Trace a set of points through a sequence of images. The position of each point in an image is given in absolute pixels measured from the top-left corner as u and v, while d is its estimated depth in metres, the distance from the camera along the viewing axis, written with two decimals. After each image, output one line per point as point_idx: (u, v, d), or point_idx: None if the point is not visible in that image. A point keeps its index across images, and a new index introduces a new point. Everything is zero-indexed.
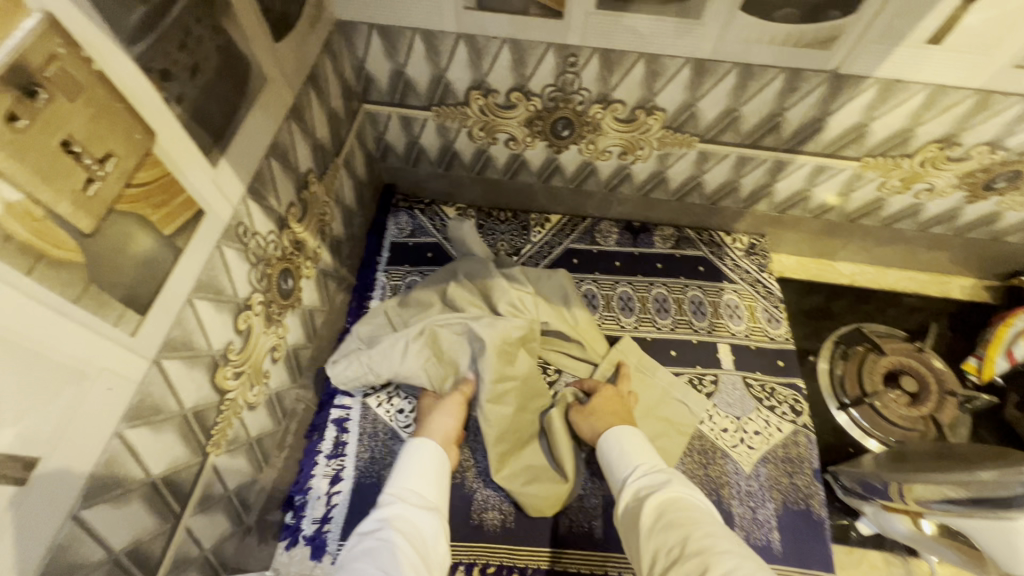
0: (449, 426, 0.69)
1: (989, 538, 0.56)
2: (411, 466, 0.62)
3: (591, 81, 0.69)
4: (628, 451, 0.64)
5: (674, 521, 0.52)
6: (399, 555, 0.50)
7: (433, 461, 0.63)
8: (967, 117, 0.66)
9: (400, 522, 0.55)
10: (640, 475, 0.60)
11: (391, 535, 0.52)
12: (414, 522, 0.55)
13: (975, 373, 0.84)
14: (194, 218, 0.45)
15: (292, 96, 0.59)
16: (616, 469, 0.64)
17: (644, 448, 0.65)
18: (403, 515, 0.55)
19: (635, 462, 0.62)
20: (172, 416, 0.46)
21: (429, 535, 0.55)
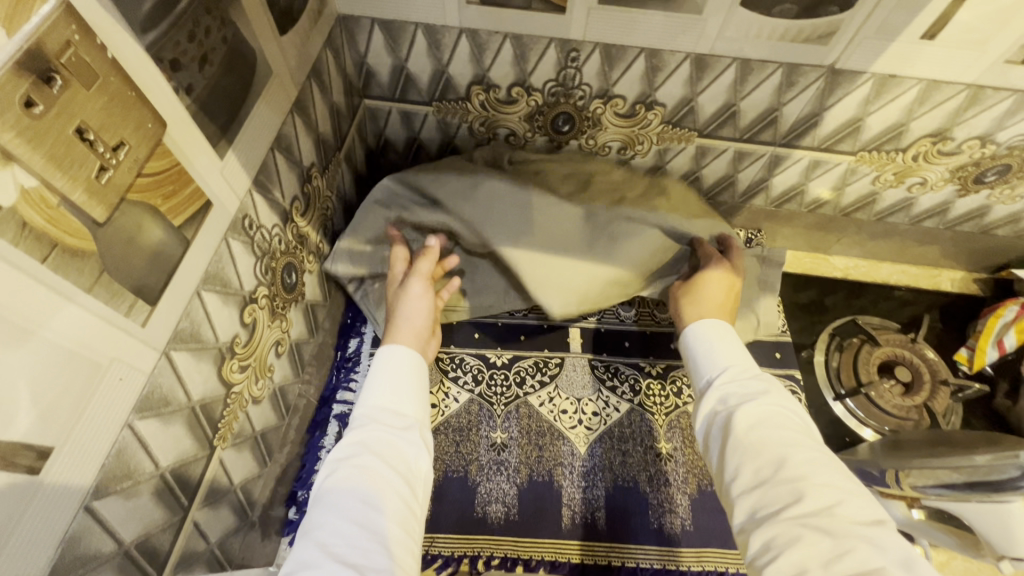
0: (416, 310, 0.67)
1: (984, 520, 0.58)
2: (382, 380, 0.59)
3: (593, 76, 0.70)
4: (718, 353, 0.61)
5: (772, 440, 0.49)
6: (378, 483, 0.48)
7: (407, 369, 0.60)
8: (959, 112, 0.67)
9: (375, 443, 0.52)
10: (729, 380, 0.57)
11: (367, 461, 0.50)
12: (388, 441, 0.53)
13: (966, 363, 0.86)
14: (202, 208, 0.45)
15: (295, 89, 0.59)
16: (701, 368, 0.61)
17: (733, 350, 0.61)
18: (379, 438, 0.53)
19: (726, 363, 0.59)
20: (180, 408, 0.46)
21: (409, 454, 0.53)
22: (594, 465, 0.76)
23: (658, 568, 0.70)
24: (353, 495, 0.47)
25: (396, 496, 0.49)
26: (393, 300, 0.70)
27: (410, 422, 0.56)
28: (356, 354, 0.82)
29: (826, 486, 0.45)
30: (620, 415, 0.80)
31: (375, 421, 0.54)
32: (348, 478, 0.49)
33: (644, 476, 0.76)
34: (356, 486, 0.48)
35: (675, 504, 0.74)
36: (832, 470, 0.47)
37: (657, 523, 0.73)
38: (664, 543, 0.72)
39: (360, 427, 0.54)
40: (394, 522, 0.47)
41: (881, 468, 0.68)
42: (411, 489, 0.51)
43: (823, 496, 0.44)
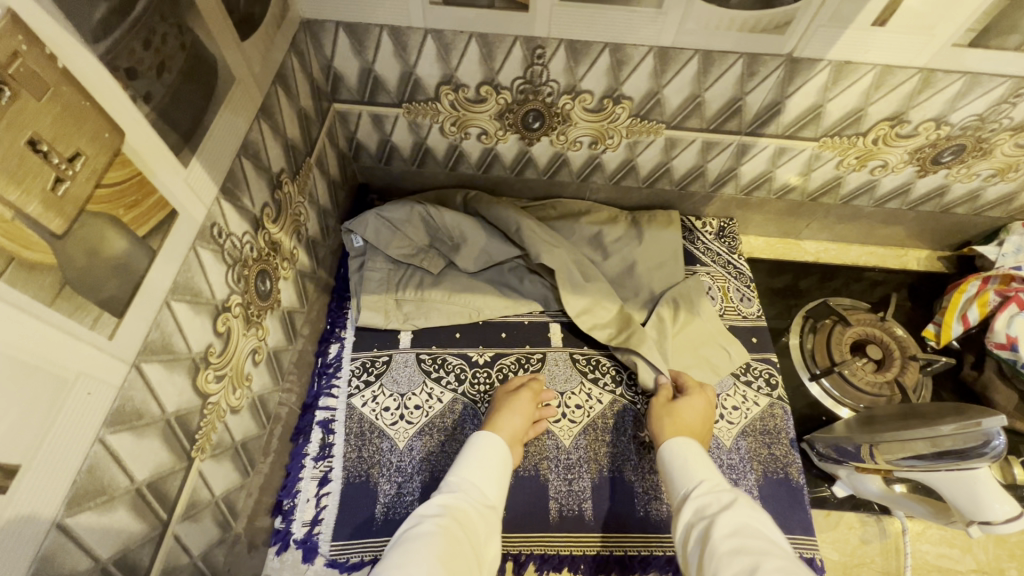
0: (516, 426, 0.70)
1: (953, 487, 0.61)
2: (477, 452, 0.65)
3: (560, 72, 0.71)
4: (693, 467, 0.62)
5: (746, 550, 0.48)
6: (450, 541, 0.52)
7: (499, 457, 0.66)
8: (914, 95, 0.69)
9: (459, 513, 0.56)
10: (703, 491, 0.58)
11: (452, 522, 0.54)
12: (472, 519, 0.57)
13: (934, 338, 0.88)
14: (167, 218, 0.44)
15: (261, 95, 0.58)
16: (677, 480, 0.62)
17: (705, 464, 0.63)
18: (465, 507, 0.58)
19: (700, 477, 0.61)
20: (155, 421, 0.45)
21: (484, 540, 0.56)
22: (579, 458, 0.77)
23: (645, 554, 0.72)
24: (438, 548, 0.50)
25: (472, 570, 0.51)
26: (499, 403, 0.74)
27: (490, 506, 0.60)
28: (337, 360, 0.82)
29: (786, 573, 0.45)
30: (603, 406, 0.81)
31: (462, 492, 0.60)
32: (432, 532, 0.52)
33: (628, 465, 0.77)
34: (440, 544, 0.51)
35: (661, 492, 0.75)
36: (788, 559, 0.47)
37: (642, 511, 0.74)
38: (649, 530, 0.73)
39: (446, 495, 0.59)
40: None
41: (857, 443, 0.69)
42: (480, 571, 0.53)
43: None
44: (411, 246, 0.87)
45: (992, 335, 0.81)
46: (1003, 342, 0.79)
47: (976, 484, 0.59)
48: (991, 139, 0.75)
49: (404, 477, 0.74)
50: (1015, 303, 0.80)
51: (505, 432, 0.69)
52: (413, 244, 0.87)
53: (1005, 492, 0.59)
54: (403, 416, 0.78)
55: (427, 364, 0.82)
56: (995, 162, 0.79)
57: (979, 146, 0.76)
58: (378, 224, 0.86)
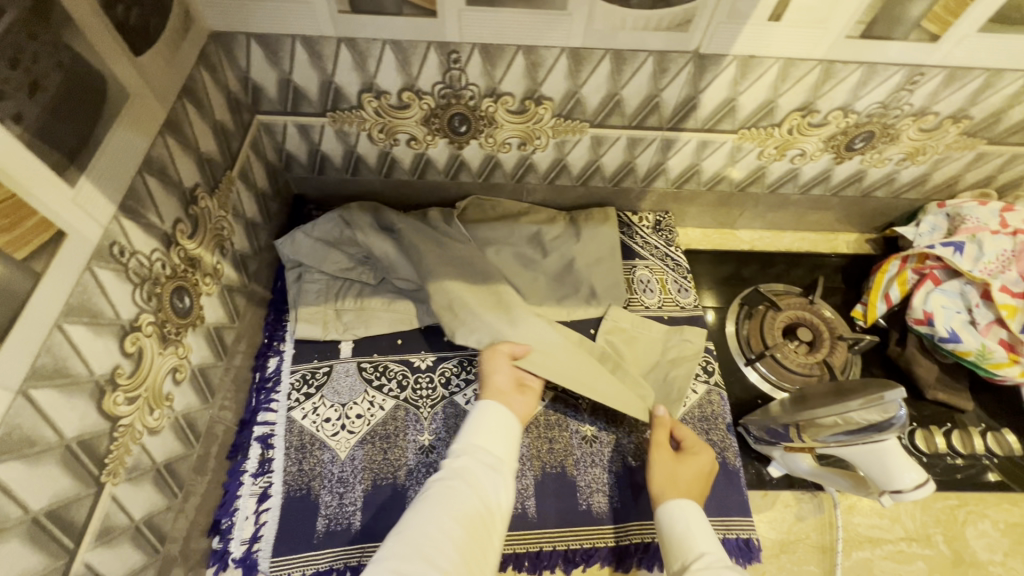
0: (498, 381, 0.73)
1: (868, 461, 0.64)
2: (480, 417, 0.70)
3: (477, 76, 0.71)
4: (692, 535, 0.63)
5: None
6: (448, 506, 0.60)
7: (498, 422, 0.70)
8: (818, 86, 0.72)
9: (467, 474, 0.64)
10: (703, 564, 0.59)
11: (459, 483, 0.62)
12: (477, 480, 0.63)
13: (861, 318, 0.92)
14: (52, 240, 0.43)
15: (165, 110, 0.57)
16: (676, 546, 0.63)
17: (704, 535, 0.63)
18: (472, 469, 0.64)
19: (702, 548, 0.61)
20: (51, 447, 0.44)
21: (494, 493, 0.63)
22: (522, 456, 0.78)
23: (588, 546, 0.73)
24: (440, 517, 0.58)
25: (479, 524, 0.59)
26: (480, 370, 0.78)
27: (498, 464, 0.66)
28: (276, 374, 0.81)
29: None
30: (544, 404, 0.82)
31: (471, 454, 0.66)
32: (439, 499, 0.60)
33: (570, 460, 0.78)
34: (443, 511, 0.59)
35: (603, 484, 0.77)
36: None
37: (585, 504, 0.75)
38: (593, 522, 0.74)
39: (457, 459, 0.66)
40: (473, 549, 0.57)
41: (785, 424, 0.71)
42: (492, 520, 0.61)
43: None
44: (347, 259, 0.87)
45: (911, 311, 0.86)
46: (920, 317, 0.84)
47: (884, 454, 0.63)
48: (896, 125, 0.79)
49: (346, 488, 0.73)
50: (930, 280, 0.85)
51: (491, 393, 0.72)
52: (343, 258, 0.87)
53: (911, 459, 0.63)
54: (345, 426, 0.77)
55: (368, 373, 0.82)
56: (904, 146, 0.83)
57: (886, 132, 0.80)
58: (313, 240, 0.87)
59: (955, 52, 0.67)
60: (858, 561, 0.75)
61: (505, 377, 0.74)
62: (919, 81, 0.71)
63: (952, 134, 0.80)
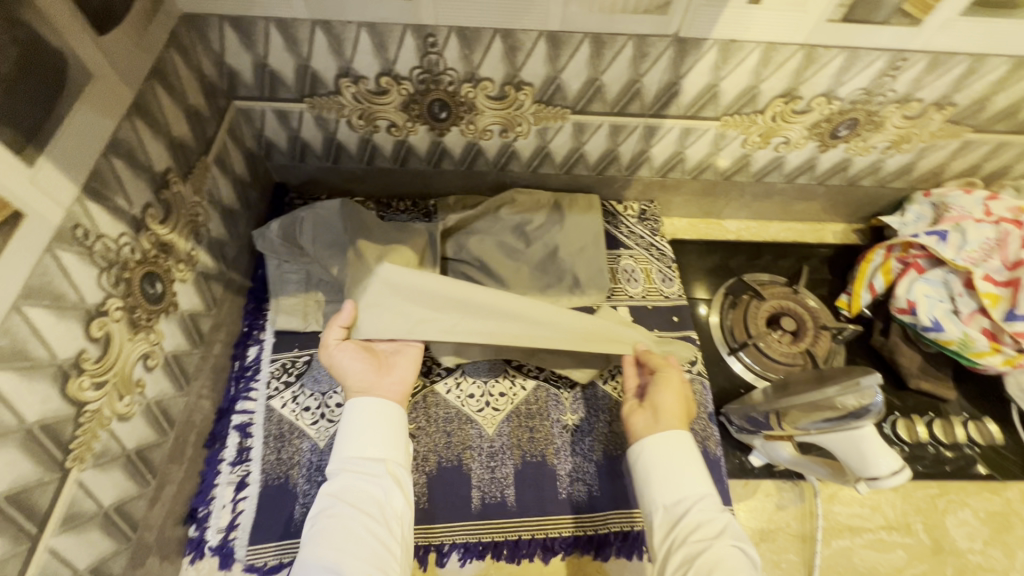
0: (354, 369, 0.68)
1: (847, 449, 0.64)
2: (348, 424, 0.65)
3: (455, 60, 0.70)
4: (677, 476, 0.64)
5: None
6: (342, 528, 0.58)
7: (368, 419, 0.66)
8: (801, 72, 0.72)
9: (349, 494, 0.61)
10: (696, 509, 0.61)
11: (343, 510, 0.59)
12: (365, 492, 0.61)
13: (846, 308, 0.92)
14: (9, 220, 0.42)
15: (133, 93, 0.56)
16: (650, 483, 0.65)
17: (690, 471, 0.64)
18: (352, 486, 0.61)
19: (700, 491, 0.63)
20: (11, 431, 0.44)
21: (381, 496, 0.61)
22: (503, 445, 0.77)
23: (566, 535, 0.73)
24: (331, 552, 0.56)
25: (374, 541, 0.58)
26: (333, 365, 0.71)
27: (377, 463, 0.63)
28: (256, 362, 0.80)
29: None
30: (526, 393, 0.81)
31: (348, 471, 0.63)
32: (325, 535, 0.58)
33: (551, 449, 0.77)
34: (334, 548, 0.57)
35: (583, 473, 0.76)
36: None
37: (565, 492, 0.75)
38: (572, 511, 0.74)
39: (335, 481, 0.63)
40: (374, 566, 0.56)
41: (765, 412, 0.71)
42: (387, 527, 0.60)
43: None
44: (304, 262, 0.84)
45: (895, 300, 0.86)
46: (904, 307, 0.84)
47: (861, 442, 0.62)
48: (880, 112, 0.78)
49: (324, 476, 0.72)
50: (914, 269, 0.85)
51: (354, 390, 0.68)
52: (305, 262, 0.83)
53: (888, 447, 0.62)
54: (324, 415, 0.76)
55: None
56: (888, 134, 0.82)
57: (870, 119, 0.79)
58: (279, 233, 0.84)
59: (938, 36, 0.66)
60: (838, 550, 0.75)
61: (359, 364, 0.69)
62: (901, 67, 0.71)
63: (937, 121, 0.80)
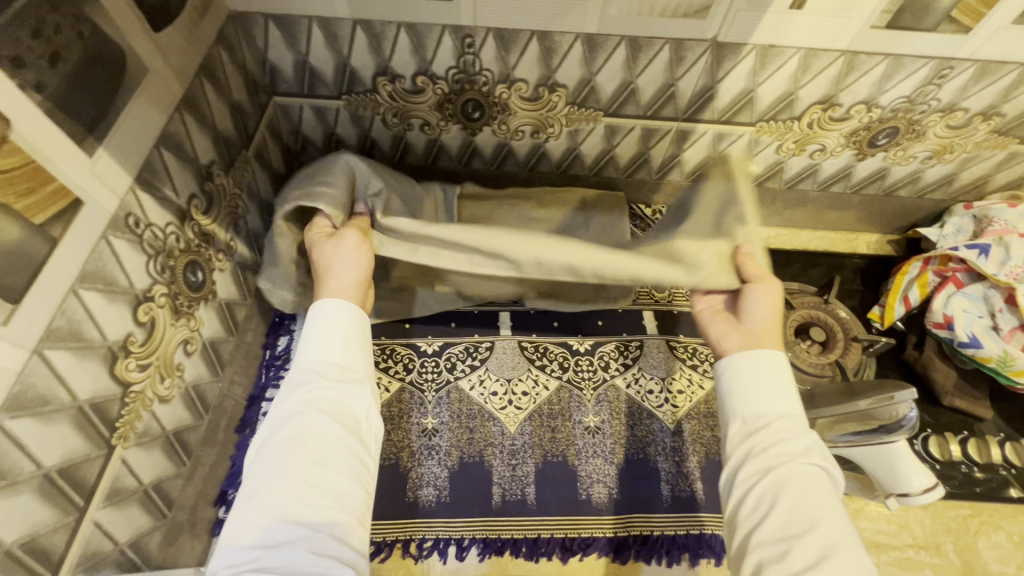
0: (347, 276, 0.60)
1: (876, 464, 0.63)
2: (322, 328, 0.57)
3: (491, 61, 0.71)
4: (768, 391, 0.58)
5: (811, 506, 0.49)
6: (315, 437, 0.51)
7: (348, 326, 0.58)
8: (841, 78, 0.70)
9: (324, 404, 0.53)
10: (779, 423, 0.56)
11: (318, 421, 0.51)
12: (341, 402, 0.54)
13: (879, 321, 0.90)
14: (70, 207, 0.45)
15: (182, 87, 0.58)
16: (733, 396, 0.60)
17: (782, 387, 0.59)
18: (325, 395, 0.53)
19: (785, 409, 0.57)
20: (64, 408, 0.46)
21: (362, 412, 0.55)
22: (524, 443, 0.77)
23: (586, 536, 0.73)
24: (300, 464, 0.49)
25: (351, 463, 0.51)
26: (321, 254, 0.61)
27: (356, 375, 0.56)
28: (286, 352, 0.81)
29: (842, 539, 0.47)
30: (549, 393, 0.81)
31: (320, 380, 0.54)
32: (292, 443, 0.50)
33: (572, 450, 0.77)
34: (301, 464, 0.49)
35: (604, 475, 0.76)
36: (843, 517, 0.50)
37: (585, 493, 0.75)
38: (591, 512, 0.74)
39: (301, 392, 0.54)
40: (348, 493, 0.50)
41: None
42: (366, 451, 0.53)
43: (836, 542, 0.47)
44: None
45: (930, 314, 0.83)
46: (941, 321, 0.82)
47: (893, 456, 0.61)
48: (922, 121, 0.76)
49: None
50: (953, 284, 0.82)
51: (335, 289, 0.59)
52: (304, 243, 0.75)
53: (921, 462, 0.61)
54: None
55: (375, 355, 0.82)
56: (930, 144, 0.80)
57: (911, 128, 0.77)
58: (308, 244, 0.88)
59: (987, 44, 0.65)
60: None
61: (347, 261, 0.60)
62: (947, 75, 0.69)
63: (982, 132, 0.77)
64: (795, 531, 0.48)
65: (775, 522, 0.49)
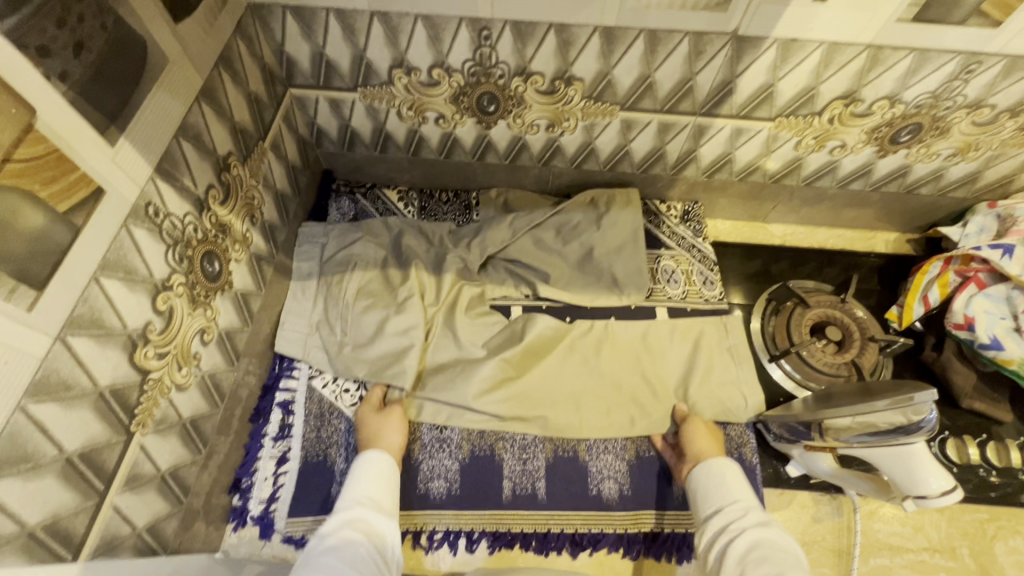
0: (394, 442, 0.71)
1: (893, 466, 0.62)
2: (366, 471, 0.66)
3: (508, 54, 0.71)
4: (718, 486, 0.67)
5: (770, 561, 0.54)
6: (352, 547, 0.56)
7: (387, 471, 0.67)
8: (864, 73, 0.69)
9: (360, 526, 0.59)
10: (735, 507, 0.63)
11: (355, 535, 0.57)
12: (374, 526, 0.60)
13: (896, 320, 0.88)
14: (93, 196, 0.45)
15: (201, 78, 0.59)
16: (700, 502, 0.67)
17: (734, 483, 0.67)
18: (362, 517, 0.60)
19: (736, 496, 0.65)
20: (85, 394, 0.47)
21: (388, 538, 0.60)
22: (535, 438, 0.77)
23: (595, 531, 0.73)
24: (339, 564, 0.53)
25: (377, 567, 0.55)
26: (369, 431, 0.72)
27: (388, 510, 0.63)
28: None
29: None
30: None
31: (362, 506, 0.62)
32: (333, 548, 0.55)
33: (583, 445, 0.77)
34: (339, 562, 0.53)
35: (615, 472, 0.76)
36: (806, 572, 0.54)
37: (595, 490, 0.75)
38: (602, 509, 0.74)
39: (343, 513, 0.61)
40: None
41: (807, 423, 0.69)
42: (387, 567, 0.57)
43: None
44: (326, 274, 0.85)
45: (951, 315, 0.82)
46: (960, 322, 0.81)
47: (911, 458, 0.60)
48: (946, 117, 0.74)
49: None
50: (974, 284, 0.81)
51: (389, 451, 0.70)
52: (366, 286, 0.83)
53: (939, 465, 0.60)
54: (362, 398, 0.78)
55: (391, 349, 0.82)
56: (954, 141, 0.79)
57: (935, 124, 0.76)
58: (320, 253, 0.88)
59: (1016, 39, 0.63)
60: (875, 568, 0.73)
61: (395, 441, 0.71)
62: (974, 70, 0.67)
63: (1009, 129, 0.76)
64: None
65: None
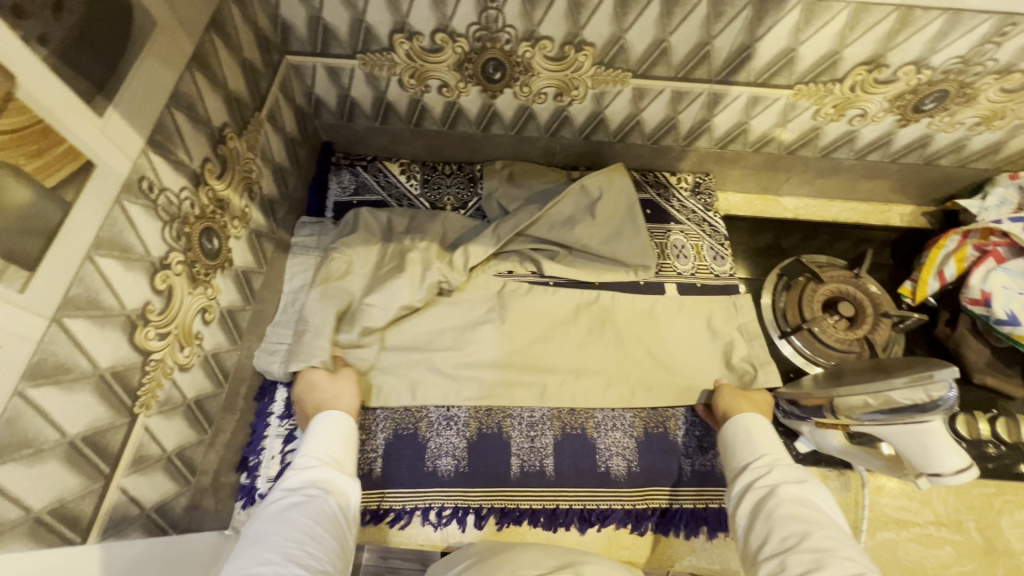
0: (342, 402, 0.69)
1: (906, 443, 0.61)
2: (328, 429, 0.65)
3: (515, 17, 0.67)
4: (743, 443, 0.66)
5: (799, 518, 0.54)
6: (322, 507, 0.56)
7: (348, 429, 0.66)
8: (891, 36, 0.65)
9: (321, 482, 0.59)
10: (763, 461, 0.63)
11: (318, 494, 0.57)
12: (335, 482, 0.60)
13: (910, 296, 0.87)
14: (82, 170, 0.43)
15: (192, 45, 0.55)
16: (731, 457, 0.67)
17: (764, 436, 0.66)
18: (325, 475, 0.59)
19: (764, 450, 0.64)
20: (86, 376, 0.46)
21: (352, 495, 0.60)
22: (542, 416, 0.77)
23: (603, 507, 0.73)
24: (303, 522, 0.53)
25: (341, 528, 0.56)
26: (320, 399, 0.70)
27: (348, 467, 0.63)
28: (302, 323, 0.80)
29: (834, 543, 0.51)
30: (562, 366, 0.79)
31: (322, 463, 0.61)
32: (295, 507, 0.55)
33: (591, 423, 0.77)
34: (305, 523, 0.53)
35: (623, 448, 0.75)
36: (837, 531, 0.53)
37: (604, 466, 0.74)
38: (612, 485, 0.74)
39: (303, 471, 0.59)
40: (335, 549, 0.53)
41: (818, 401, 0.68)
42: (349, 522, 0.58)
43: (829, 548, 0.50)
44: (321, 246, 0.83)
45: (967, 290, 0.80)
46: (977, 297, 0.79)
47: (926, 435, 0.60)
48: (974, 84, 0.71)
49: (367, 435, 0.74)
50: (993, 258, 0.79)
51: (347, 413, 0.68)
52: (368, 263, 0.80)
53: (956, 443, 0.59)
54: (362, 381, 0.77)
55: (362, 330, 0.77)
56: (980, 109, 0.75)
57: (962, 91, 0.72)
58: (324, 228, 0.86)
59: None
60: (882, 542, 0.73)
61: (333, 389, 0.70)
62: (1009, 33, 0.64)
63: None
64: (789, 545, 0.52)
65: (773, 542, 0.53)
